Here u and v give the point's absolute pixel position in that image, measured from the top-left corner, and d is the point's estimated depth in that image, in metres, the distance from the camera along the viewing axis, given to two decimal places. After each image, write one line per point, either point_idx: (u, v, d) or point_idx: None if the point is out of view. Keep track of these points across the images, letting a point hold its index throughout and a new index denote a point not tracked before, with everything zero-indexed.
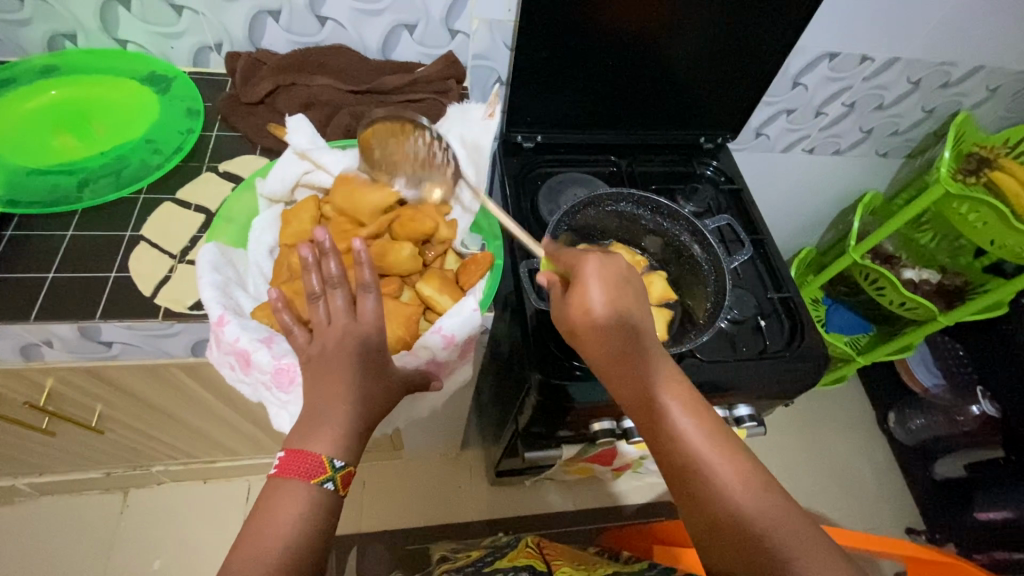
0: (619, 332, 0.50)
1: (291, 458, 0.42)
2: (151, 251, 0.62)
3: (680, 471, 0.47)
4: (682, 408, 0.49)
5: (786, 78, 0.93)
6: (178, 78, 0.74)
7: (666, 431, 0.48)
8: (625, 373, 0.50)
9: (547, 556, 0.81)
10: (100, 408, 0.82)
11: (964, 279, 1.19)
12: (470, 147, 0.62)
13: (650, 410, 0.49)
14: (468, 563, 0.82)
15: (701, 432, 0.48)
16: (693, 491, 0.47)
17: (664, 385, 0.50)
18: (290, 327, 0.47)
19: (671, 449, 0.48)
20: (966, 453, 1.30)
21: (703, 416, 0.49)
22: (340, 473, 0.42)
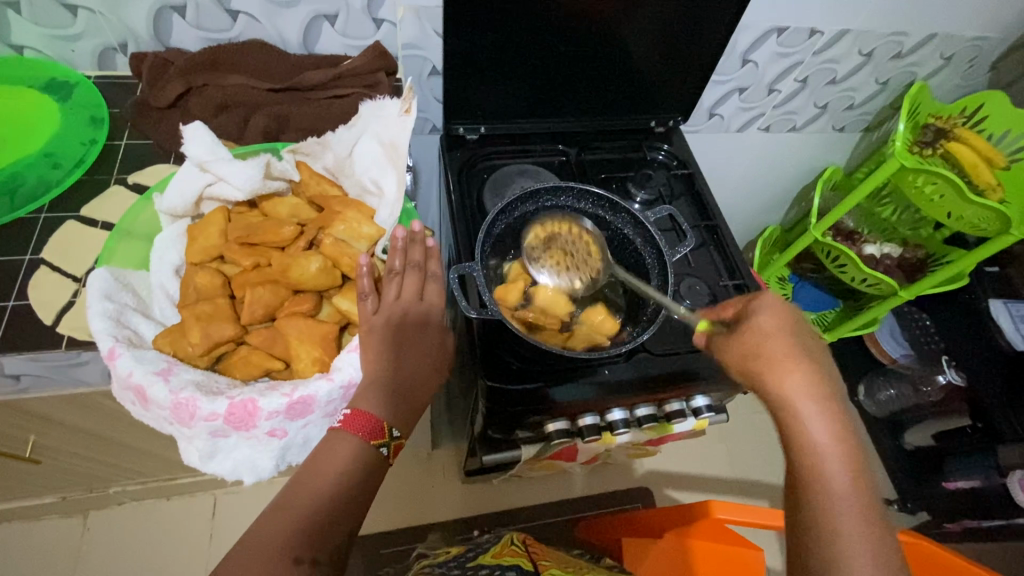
0: (782, 371, 0.49)
1: (353, 416, 0.46)
2: (51, 275, 0.58)
3: (818, 521, 0.45)
4: (846, 462, 0.46)
5: (735, 55, 0.90)
6: (80, 84, 0.69)
7: (820, 480, 0.46)
8: (789, 414, 0.48)
9: (534, 555, 0.67)
10: (32, 438, 0.77)
11: (925, 251, 1.19)
12: (388, 146, 0.58)
13: (808, 452, 0.47)
14: (447, 559, 0.68)
15: (857, 491, 0.46)
16: (822, 539, 0.45)
17: (835, 433, 0.47)
18: (368, 291, 0.51)
19: (817, 495, 0.46)
20: (933, 423, 1.31)
21: (860, 476, 0.46)
22: (394, 442, 0.46)
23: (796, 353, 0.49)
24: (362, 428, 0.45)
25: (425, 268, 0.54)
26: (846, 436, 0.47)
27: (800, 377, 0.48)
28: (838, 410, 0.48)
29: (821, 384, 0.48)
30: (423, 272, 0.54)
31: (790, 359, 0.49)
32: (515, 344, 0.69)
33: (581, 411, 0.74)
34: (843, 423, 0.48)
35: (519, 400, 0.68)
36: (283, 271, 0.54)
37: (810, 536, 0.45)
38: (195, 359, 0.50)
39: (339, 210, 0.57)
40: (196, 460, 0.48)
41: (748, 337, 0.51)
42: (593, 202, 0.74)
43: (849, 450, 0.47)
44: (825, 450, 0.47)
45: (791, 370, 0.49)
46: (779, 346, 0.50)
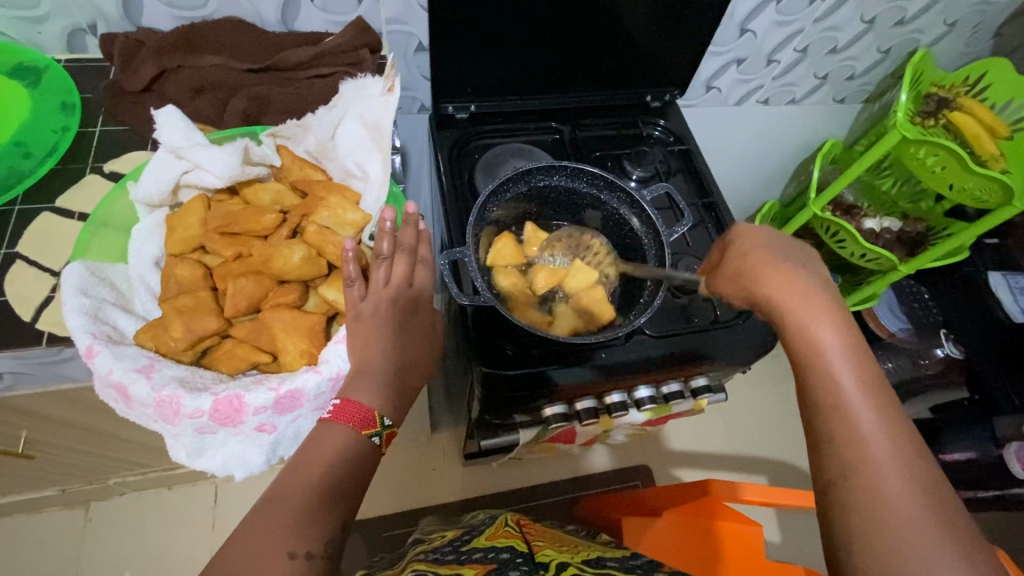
0: (764, 277, 0.50)
1: (344, 406, 0.45)
2: (28, 269, 0.56)
3: (826, 415, 0.44)
4: (845, 354, 0.45)
5: (733, 25, 0.87)
6: (49, 68, 0.65)
7: (820, 374, 0.45)
8: (784, 316, 0.48)
9: (530, 536, 0.66)
10: (25, 434, 0.76)
11: (925, 224, 1.17)
12: (371, 127, 0.56)
13: (807, 350, 0.46)
14: (439, 544, 0.67)
15: (863, 381, 0.44)
16: (831, 436, 0.43)
17: (832, 325, 0.46)
18: (353, 277, 0.49)
19: (821, 390, 0.44)
20: (930, 395, 1.32)
21: (867, 367, 0.45)
22: (387, 431, 0.45)
23: (770, 262, 0.51)
24: (354, 417, 0.44)
25: (415, 252, 0.52)
26: (844, 328, 0.46)
27: (789, 279, 0.48)
28: (832, 306, 0.47)
29: (811, 285, 0.48)
30: (413, 256, 0.52)
31: (778, 264, 0.50)
32: (510, 329, 0.68)
33: (579, 395, 0.73)
34: (841, 317, 0.47)
35: (516, 385, 0.67)
36: (266, 261, 0.52)
37: (822, 436, 0.43)
38: (179, 354, 0.48)
39: (322, 196, 0.55)
40: (182, 456, 0.47)
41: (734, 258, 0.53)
42: (586, 181, 0.71)
43: (850, 344, 0.45)
44: (823, 343, 0.46)
45: (774, 273, 0.49)
46: (757, 254, 0.51)
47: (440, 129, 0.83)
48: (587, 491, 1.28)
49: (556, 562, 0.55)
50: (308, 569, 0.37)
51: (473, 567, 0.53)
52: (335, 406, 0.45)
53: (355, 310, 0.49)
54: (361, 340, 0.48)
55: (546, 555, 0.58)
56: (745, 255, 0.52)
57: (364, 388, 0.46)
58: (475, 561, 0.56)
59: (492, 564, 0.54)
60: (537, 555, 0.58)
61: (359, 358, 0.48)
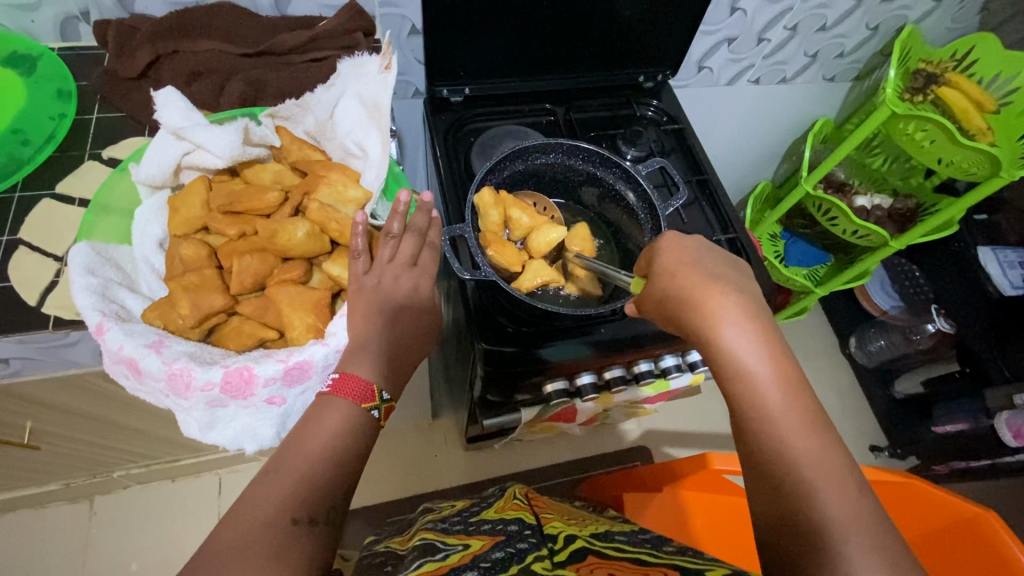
0: (699, 298, 0.48)
1: (344, 380, 0.45)
2: (31, 254, 0.57)
3: (764, 455, 0.43)
4: (778, 385, 0.44)
5: (722, 3, 0.88)
6: (43, 57, 0.66)
7: (754, 411, 0.44)
8: (716, 345, 0.47)
9: (536, 509, 0.68)
10: (29, 424, 0.76)
11: (915, 201, 1.19)
12: (369, 105, 0.57)
13: (740, 384, 0.45)
14: (449, 514, 0.68)
15: (797, 413, 0.43)
16: (771, 479, 0.42)
17: (763, 355, 0.45)
18: (358, 251, 0.50)
19: (756, 428, 0.44)
20: (924, 370, 1.32)
21: (799, 399, 0.44)
22: (385, 404, 0.46)
23: (699, 278, 0.49)
24: (353, 390, 0.44)
25: (417, 230, 0.53)
26: (774, 357, 0.45)
27: (716, 306, 0.47)
28: (764, 331, 0.46)
29: (740, 308, 0.47)
30: (422, 239, 0.53)
31: (707, 284, 0.48)
32: (510, 306, 0.69)
33: (579, 371, 0.74)
34: (774, 352, 0.45)
35: (515, 362, 0.68)
36: (271, 238, 0.53)
37: (763, 478, 0.43)
38: (186, 332, 0.49)
39: (323, 173, 0.56)
40: (194, 431, 0.49)
41: (661, 276, 0.51)
42: (583, 157, 0.72)
43: (781, 373, 0.45)
44: (756, 376, 0.45)
45: (706, 294, 0.48)
46: (680, 279, 0.50)
47: (435, 113, 0.84)
48: (588, 472, 1.30)
49: (563, 535, 0.56)
50: (310, 534, 0.37)
51: (481, 539, 0.55)
52: (335, 379, 0.45)
53: (358, 283, 0.50)
54: (362, 313, 0.49)
55: (554, 528, 0.59)
56: (675, 274, 0.50)
57: (363, 359, 0.46)
58: (483, 532, 0.57)
59: (500, 536, 0.55)
60: (545, 528, 0.59)
61: (358, 330, 0.48)
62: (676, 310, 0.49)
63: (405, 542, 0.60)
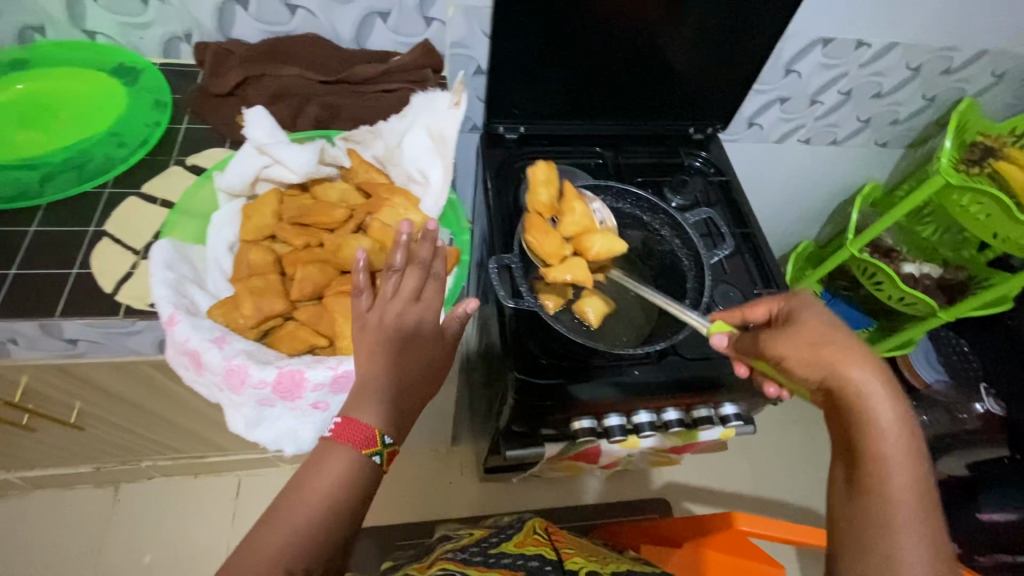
0: (850, 366, 0.45)
1: (344, 426, 0.44)
2: (113, 246, 0.61)
3: (869, 527, 0.43)
4: (910, 475, 0.44)
5: (779, 65, 0.90)
6: (146, 70, 0.73)
7: (881, 494, 0.44)
8: (860, 423, 0.45)
9: (557, 545, 0.69)
10: (77, 404, 0.81)
11: (966, 272, 1.16)
12: (436, 137, 0.61)
13: (876, 463, 0.44)
14: (467, 545, 0.68)
15: (913, 499, 0.43)
16: (877, 558, 0.43)
17: (898, 436, 0.44)
18: (359, 287, 0.50)
19: (871, 502, 0.44)
20: (967, 453, 1.26)
21: (924, 493, 0.44)
22: (388, 449, 0.45)
23: (852, 352, 0.45)
24: (353, 438, 0.43)
25: (427, 266, 0.52)
26: (910, 442, 0.44)
27: (867, 383, 0.45)
28: (909, 419, 0.45)
29: (892, 390, 0.45)
30: (425, 270, 0.52)
31: (853, 355, 0.45)
32: (546, 338, 0.70)
33: (608, 409, 0.74)
34: (911, 435, 0.45)
35: (547, 395, 0.68)
36: (335, 252, 0.56)
37: (868, 555, 0.43)
38: (245, 332, 0.51)
39: (388, 197, 0.59)
40: (241, 429, 0.51)
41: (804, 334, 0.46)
42: (631, 202, 0.75)
43: (915, 464, 0.44)
44: (885, 455, 0.44)
45: (858, 365, 0.45)
46: (835, 345, 0.46)
47: (489, 147, 0.87)
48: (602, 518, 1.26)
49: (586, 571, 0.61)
50: None
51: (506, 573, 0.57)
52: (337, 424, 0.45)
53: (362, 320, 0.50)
54: (368, 350, 0.48)
55: (575, 564, 0.64)
56: (816, 336, 0.47)
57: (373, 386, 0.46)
58: (507, 567, 0.59)
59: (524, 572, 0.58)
60: (567, 563, 0.63)
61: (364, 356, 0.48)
62: (809, 369, 0.46)
63: (423, 569, 0.61)
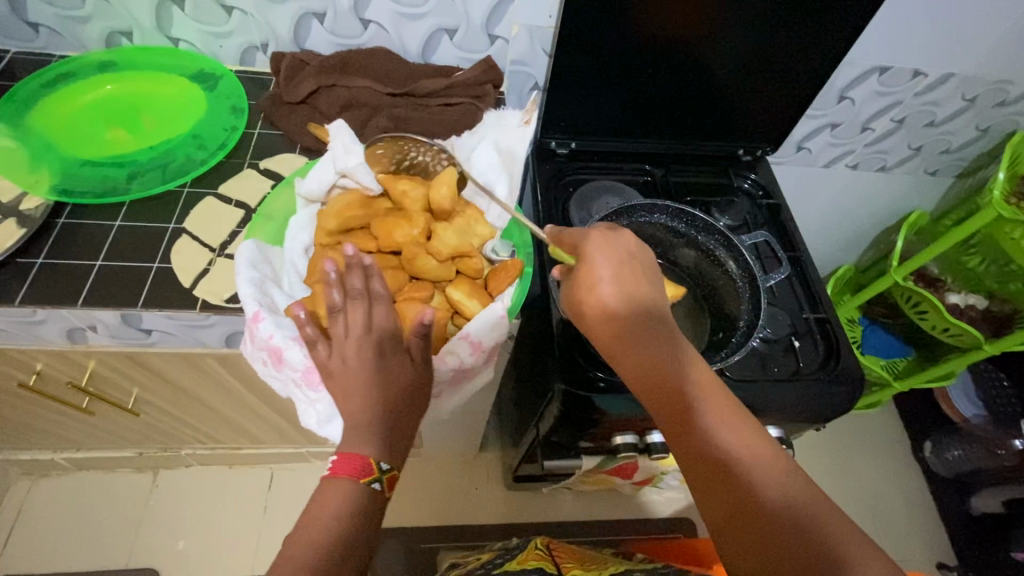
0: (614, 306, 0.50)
1: (341, 461, 0.46)
2: (191, 243, 0.65)
3: (701, 456, 0.45)
4: (700, 384, 0.48)
5: (832, 91, 0.91)
6: (225, 76, 0.76)
7: (690, 415, 0.46)
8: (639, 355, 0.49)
9: (557, 559, 0.74)
10: (136, 391, 0.85)
11: (1013, 306, 1.13)
12: (505, 154, 0.63)
13: (669, 389, 0.47)
14: (478, 565, 0.77)
15: (719, 408, 0.47)
16: (726, 482, 0.44)
17: (680, 359, 0.48)
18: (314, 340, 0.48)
19: (692, 432, 0.46)
20: (1003, 489, 1.24)
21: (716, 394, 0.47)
22: (386, 474, 0.46)
23: (618, 288, 0.51)
24: (346, 470, 0.45)
25: (368, 294, 0.49)
26: (693, 360, 0.49)
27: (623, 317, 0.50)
28: (674, 337, 0.50)
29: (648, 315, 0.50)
30: (369, 300, 0.49)
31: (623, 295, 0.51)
32: (590, 349, 0.71)
33: (650, 426, 0.76)
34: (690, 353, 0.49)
35: (593, 408, 0.70)
36: (409, 259, 0.58)
37: (718, 489, 0.44)
38: None
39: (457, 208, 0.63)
40: (318, 427, 0.53)
41: (587, 273, 0.51)
42: (685, 221, 0.75)
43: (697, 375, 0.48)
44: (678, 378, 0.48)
45: (625, 306, 0.50)
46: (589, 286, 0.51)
47: (541, 162, 0.90)
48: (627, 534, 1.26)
49: None
50: None
51: None
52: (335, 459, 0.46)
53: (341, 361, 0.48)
54: (358, 383, 0.47)
55: None
56: (593, 283, 0.51)
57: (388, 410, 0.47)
58: None
59: None
60: None
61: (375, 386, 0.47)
62: (600, 318, 0.51)
63: None
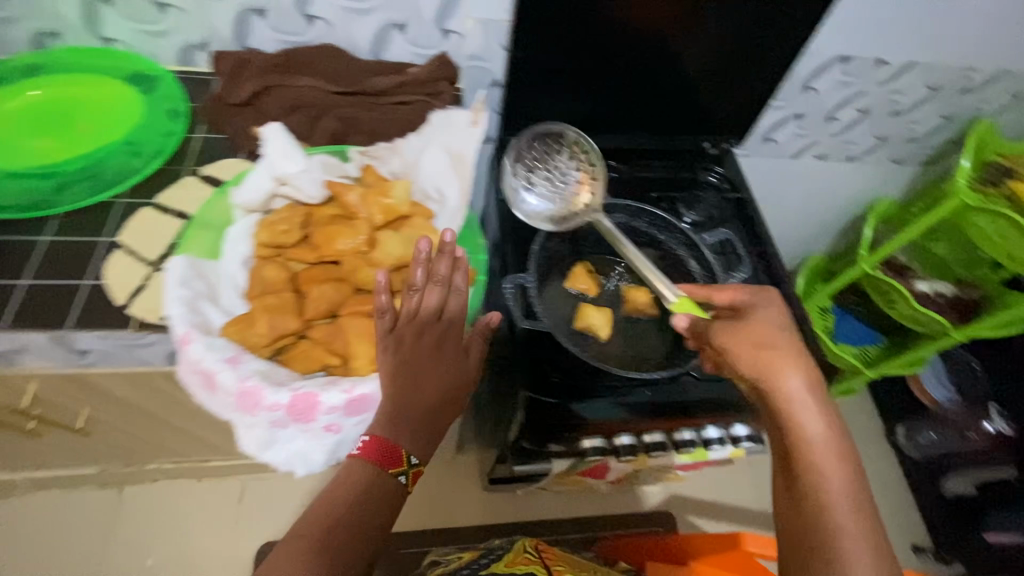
0: (780, 370, 0.49)
1: (373, 442, 0.47)
2: (126, 258, 0.61)
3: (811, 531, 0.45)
4: (842, 465, 0.46)
5: (797, 82, 0.90)
6: (162, 78, 0.72)
7: (816, 482, 0.46)
8: (784, 417, 0.48)
9: (547, 561, 0.72)
10: (85, 410, 0.81)
11: (980, 292, 1.14)
12: (454, 155, 0.63)
13: (799, 452, 0.47)
14: (463, 565, 0.75)
15: (847, 496, 0.45)
16: (820, 543, 0.44)
17: (824, 437, 0.47)
18: (385, 308, 0.51)
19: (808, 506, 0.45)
20: (975, 471, 1.27)
21: (850, 471, 0.46)
22: (413, 470, 0.47)
23: (791, 356, 0.49)
24: (378, 455, 0.45)
25: (448, 283, 0.53)
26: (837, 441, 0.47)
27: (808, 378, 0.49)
28: (832, 411, 0.48)
29: (816, 379, 0.49)
30: (446, 288, 0.53)
31: (788, 359, 0.49)
32: (555, 354, 0.69)
33: (619, 429, 0.74)
34: (840, 433, 0.47)
35: (558, 414, 0.68)
36: (351, 271, 0.56)
37: (810, 547, 0.44)
38: (259, 350, 0.51)
39: (408, 216, 0.59)
40: (253, 449, 0.51)
41: (754, 332, 0.52)
42: (647, 220, 0.75)
43: (836, 448, 0.47)
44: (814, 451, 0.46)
45: (790, 372, 0.49)
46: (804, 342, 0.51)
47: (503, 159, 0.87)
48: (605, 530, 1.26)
49: None
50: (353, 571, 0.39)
51: None
52: (362, 441, 0.47)
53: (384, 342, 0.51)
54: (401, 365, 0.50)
55: None
56: (761, 339, 0.51)
57: (416, 396, 0.49)
58: None
59: None
60: None
61: (401, 367, 0.50)
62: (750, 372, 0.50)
63: None
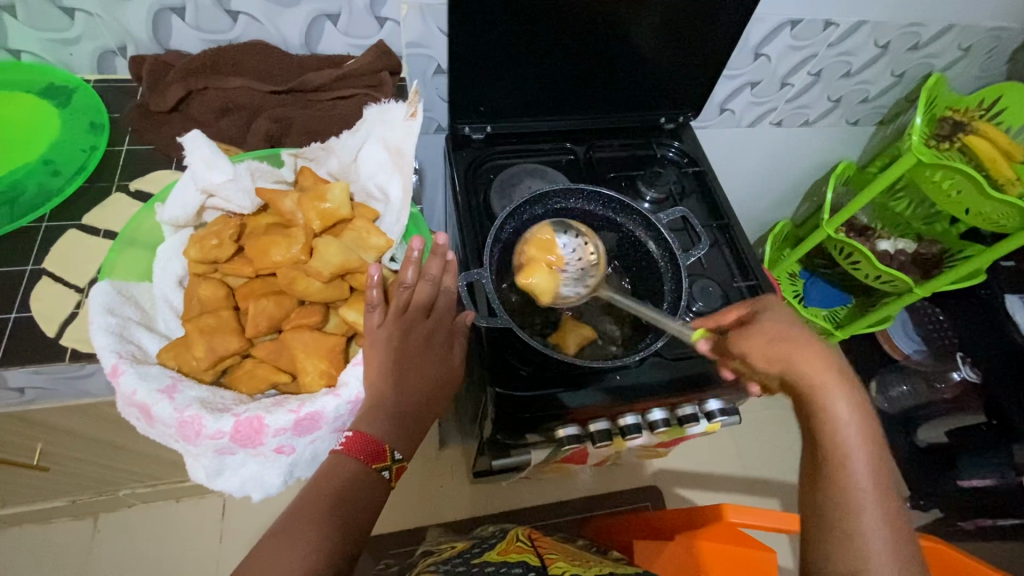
0: (800, 348, 0.47)
1: (355, 439, 0.47)
2: (53, 286, 0.57)
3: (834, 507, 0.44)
4: (863, 438, 0.45)
5: (748, 49, 0.88)
6: (79, 89, 0.67)
7: (840, 458, 0.44)
8: (808, 391, 0.46)
9: (540, 550, 0.71)
10: (39, 446, 0.76)
11: (941, 246, 1.17)
12: (393, 150, 0.60)
13: (826, 429, 0.45)
14: (452, 555, 0.73)
15: (871, 470, 0.44)
16: (847, 519, 0.43)
17: (852, 414, 0.45)
18: (374, 303, 0.51)
19: (833, 484, 0.44)
20: (946, 419, 1.29)
21: (876, 452, 0.45)
22: (396, 465, 0.48)
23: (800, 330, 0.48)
24: (364, 450, 0.46)
25: (438, 283, 0.55)
26: (860, 416, 0.45)
27: (831, 363, 0.46)
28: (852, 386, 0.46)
29: (835, 364, 0.47)
30: (435, 287, 0.55)
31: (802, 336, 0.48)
32: (519, 346, 0.68)
33: (593, 416, 0.72)
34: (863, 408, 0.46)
35: (526, 407, 0.66)
36: (289, 284, 0.55)
37: (832, 520, 0.43)
38: (200, 373, 0.52)
39: (348, 219, 0.58)
40: (202, 476, 0.51)
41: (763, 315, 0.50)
42: (603, 204, 0.72)
43: (864, 429, 0.45)
44: (840, 428, 0.45)
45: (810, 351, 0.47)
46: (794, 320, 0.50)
47: (455, 150, 0.84)
48: (594, 511, 1.27)
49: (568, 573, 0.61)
50: None
51: None
52: (348, 437, 0.48)
53: (372, 336, 0.51)
54: (382, 364, 0.51)
55: (557, 568, 0.63)
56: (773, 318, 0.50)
57: (407, 391, 0.51)
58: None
59: None
60: (550, 568, 0.63)
61: (392, 363, 0.51)
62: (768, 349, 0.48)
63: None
